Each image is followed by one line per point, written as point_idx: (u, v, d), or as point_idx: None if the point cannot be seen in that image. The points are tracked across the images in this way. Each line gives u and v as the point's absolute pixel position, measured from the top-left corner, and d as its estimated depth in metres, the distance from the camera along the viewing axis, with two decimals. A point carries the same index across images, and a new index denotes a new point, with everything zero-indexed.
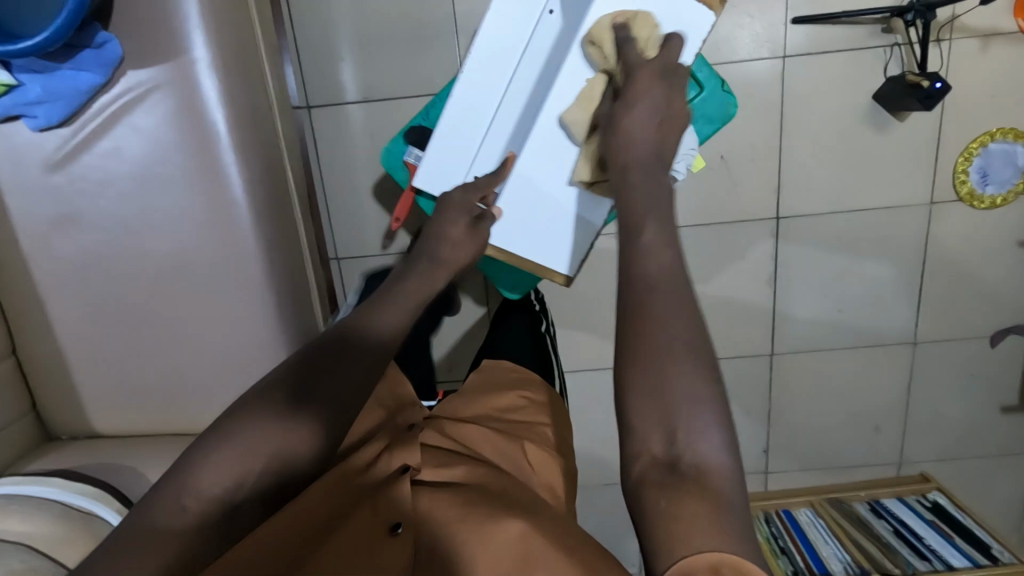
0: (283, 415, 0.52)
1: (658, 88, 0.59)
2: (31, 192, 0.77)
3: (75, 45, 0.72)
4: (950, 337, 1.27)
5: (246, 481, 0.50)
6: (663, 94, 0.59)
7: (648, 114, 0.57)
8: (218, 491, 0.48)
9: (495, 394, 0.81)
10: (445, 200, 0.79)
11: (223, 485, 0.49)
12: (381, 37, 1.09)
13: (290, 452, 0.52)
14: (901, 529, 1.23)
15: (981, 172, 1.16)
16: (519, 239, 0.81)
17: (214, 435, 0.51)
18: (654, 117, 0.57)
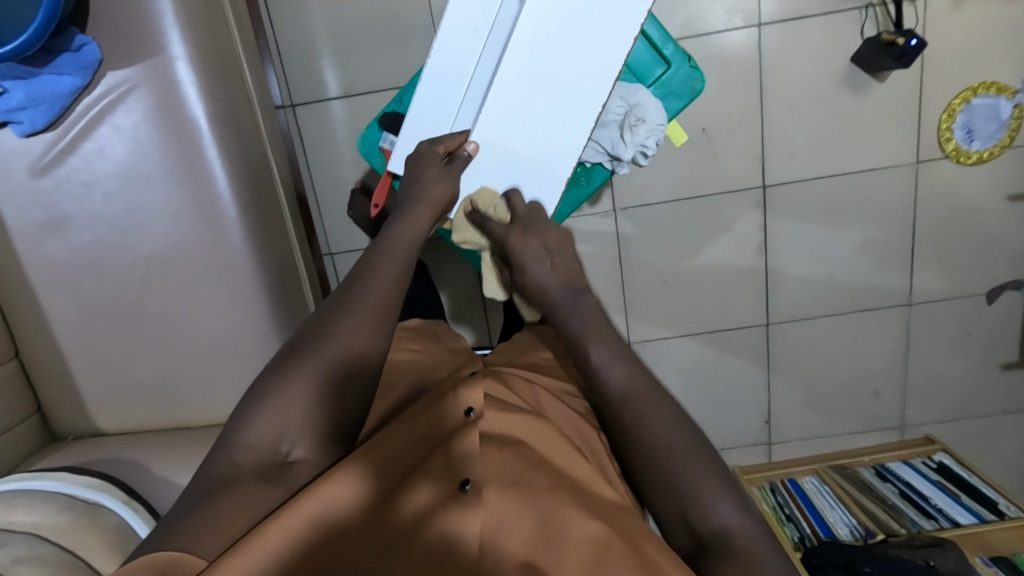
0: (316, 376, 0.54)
1: (533, 242, 0.69)
2: (21, 196, 0.79)
3: (53, 50, 0.73)
4: (944, 296, 1.27)
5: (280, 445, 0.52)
6: (537, 240, 0.69)
7: (548, 268, 0.67)
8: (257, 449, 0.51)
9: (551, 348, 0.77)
10: (416, 153, 0.75)
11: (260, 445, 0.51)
12: (359, 32, 1.10)
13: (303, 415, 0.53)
14: (907, 491, 1.24)
15: (965, 128, 1.16)
16: None
17: (259, 392, 0.54)
18: (544, 265, 0.67)
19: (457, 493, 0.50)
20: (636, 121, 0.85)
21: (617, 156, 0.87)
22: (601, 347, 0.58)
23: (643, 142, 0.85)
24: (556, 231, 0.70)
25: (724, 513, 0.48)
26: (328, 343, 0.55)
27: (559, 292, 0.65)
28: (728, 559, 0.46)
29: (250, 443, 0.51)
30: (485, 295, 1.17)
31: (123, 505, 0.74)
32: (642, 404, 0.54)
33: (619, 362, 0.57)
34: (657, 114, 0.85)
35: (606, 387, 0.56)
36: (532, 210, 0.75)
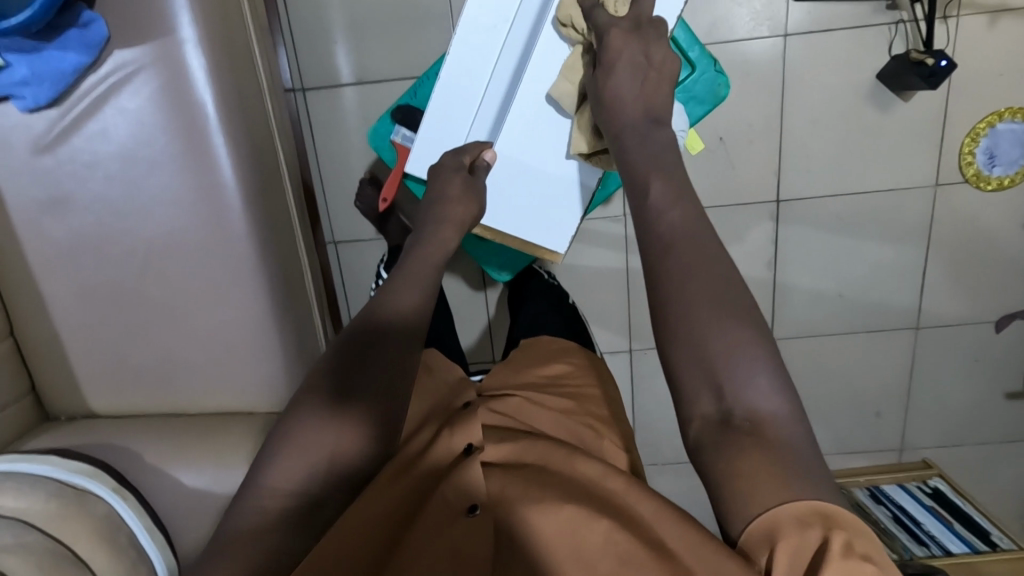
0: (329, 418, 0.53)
1: (631, 44, 0.65)
2: (20, 173, 0.77)
3: (60, 25, 0.71)
4: (952, 322, 1.26)
5: (310, 485, 0.52)
6: (640, 46, 0.65)
7: (630, 75, 0.64)
8: (286, 489, 0.51)
9: (543, 365, 0.78)
10: (438, 168, 0.76)
11: (289, 484, 0.51)
12: (375, 19, 1.08)
13: (329, 447, 0.52)
14: (900, 515, 1.22)
15: (987, 153, 1.14)
16: (509, 218, 0.83)
17: (284, 434, 0.53)
18: (635, 74, 0.64)
19: (468, 515, 0.55)
20: None
21: None
22: (665, 185, 0.55)
23: None
24: (642, 47, 0.65)
25: (755, 399, 0.45)
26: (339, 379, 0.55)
27: (634, 113, 0.63)
28: (755, 458, 0.43)
29: (278, 486, 0.51)
30: (489, 295, 1.16)
31: (112, 492, 0.74)
32: (690, 282, 0.49)
33: (678, 203, 0.54)
34: (680, 119, 0.82)
35: (664, 227, 0.53)
36: (644, 15, 0.68)
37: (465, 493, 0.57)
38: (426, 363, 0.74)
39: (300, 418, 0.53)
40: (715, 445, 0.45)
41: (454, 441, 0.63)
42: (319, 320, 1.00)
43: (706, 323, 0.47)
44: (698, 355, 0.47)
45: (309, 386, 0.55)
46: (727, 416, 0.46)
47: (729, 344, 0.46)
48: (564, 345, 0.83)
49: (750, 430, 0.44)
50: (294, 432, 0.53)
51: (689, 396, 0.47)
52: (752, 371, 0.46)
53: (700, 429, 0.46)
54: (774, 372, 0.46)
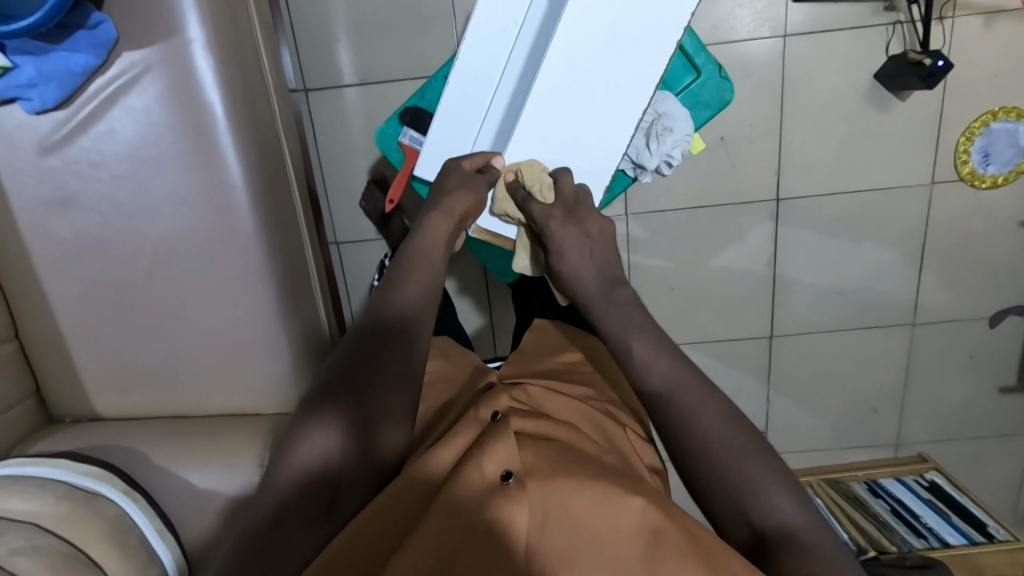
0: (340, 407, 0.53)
1: (572, 231, 0.72)
2: (28, 174, 0.77)
3: (67, 25, 0.71)
4: (948, 318, 1.28)
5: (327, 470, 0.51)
6: (577, 230, 0.72)
7: (578, 253, 0.72)
8: (301, 476, 0.50)
9: (559, 353, 0.79)
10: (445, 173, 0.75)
11: (305, 472, 0.51)
12: (379, 19, 1.08)
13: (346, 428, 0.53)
14: (898, 508, 1.24)
15: (982, 152, 1.15)
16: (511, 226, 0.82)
17: (298, 425, 0.54)
18: (581, 249, 0.72)
19: (500, 485, 0.49)
20: (663, 130, 0.84)
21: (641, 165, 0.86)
22: (647, 343, 0.61)
23: (669, 152, 0.85)
24: (580, 232, 0.72)
25: (780, 513, 0.50)
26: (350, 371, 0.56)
27: (595, 283, 0.70)
28: (794, 559, 0.47)
29: (292, 473, 0.51)
30: (493, 294, 1.17)
31: (124, 495, 0.74)
32: (687, 398, 0.56)
33: (662, 356, 0.60)
34: (685, 124, 0.84)
35: (652, 389, 0.58)
36: (569, 200, 0.74)
37: (495, 460, 0.52)
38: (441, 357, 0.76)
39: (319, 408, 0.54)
40: (755, 554, 0.49)
41: (481, 413, 0.60)
42: (325, 322, 1.01)
43: (725, 456, 0.52)
44: (728, 495, 0.51)
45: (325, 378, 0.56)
46: (760, 537, 0.50)
47: (751, 476, 0.51)
48: (579, 334, 0.83)
49: (784, 544, 0.48)
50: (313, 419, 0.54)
51: (723, 520, 0.52)
52: (773, 490, 0.51)
53: (741, 536, 0.51)
54: (790, 486, 0.51)
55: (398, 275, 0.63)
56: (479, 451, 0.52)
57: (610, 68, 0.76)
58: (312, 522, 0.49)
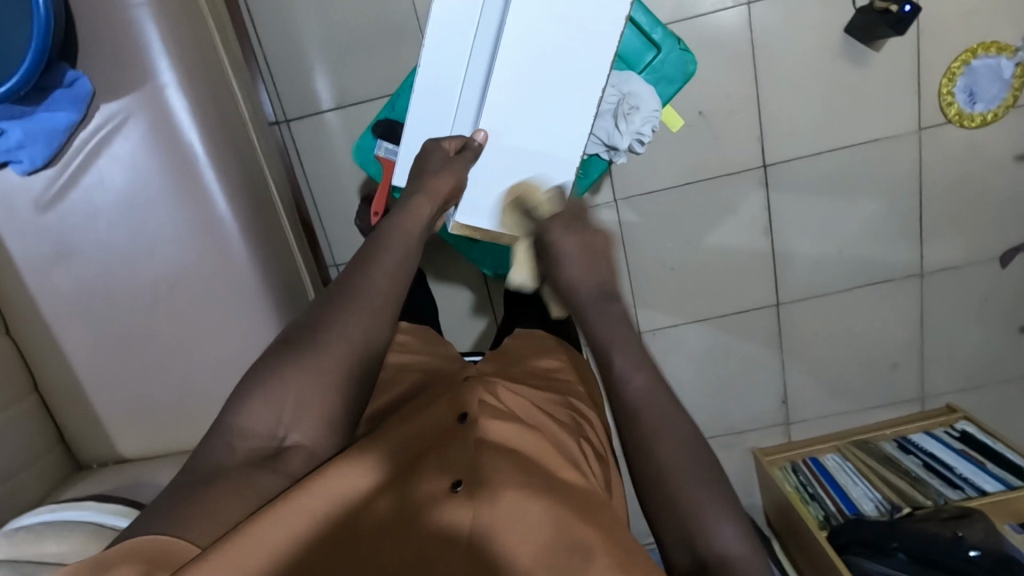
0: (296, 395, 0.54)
1: (574, 238, 0.69)
2: (28, 233, 0.80)
3: (47, 86, 0.74)
4: (956, 264, 1.25)
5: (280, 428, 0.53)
6: (578, 236, 0.69)
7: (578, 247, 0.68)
8: (259, 432, 0.53)
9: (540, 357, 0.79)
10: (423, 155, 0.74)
11: (263, 428, 0.53)
12: (347, 42, 1.10)
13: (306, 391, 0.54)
14: (932, 462, 1.22)
15: (966, 91, 1.14)
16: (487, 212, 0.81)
17: (261, 374, 0.55)
18: (581, 253, 0.68)
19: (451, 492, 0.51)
20: (630, 109, 0.84)
21: (614, 146, 0.86)
22: (628, 357, 0.59)
23: (639, 130, 0.85)
24: (582, 235, 0.69)
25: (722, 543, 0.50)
26: (312, 360, 0.55)
27: (589, 292, 0.66)
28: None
29: (248, 428, 0.52)
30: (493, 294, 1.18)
31: None
32: (652, 413, 0.56)
33: (640, 372, 0.58)
34: (651, 100, 0.84)
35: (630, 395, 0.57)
36: (581, 209, 0.72)
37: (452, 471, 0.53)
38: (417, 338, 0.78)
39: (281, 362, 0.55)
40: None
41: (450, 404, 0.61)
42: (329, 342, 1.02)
43: (668, 451, 0.54)
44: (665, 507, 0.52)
45: (295, 333, 0.57)
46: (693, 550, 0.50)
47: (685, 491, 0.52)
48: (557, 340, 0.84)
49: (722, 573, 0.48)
50: (276, 372, 0.54)
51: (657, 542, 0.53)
52: (716, 513, 0.51)
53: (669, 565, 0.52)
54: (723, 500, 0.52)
55: (375, 258, 0.61)
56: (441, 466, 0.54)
57: (565, 48, 0.77)
58: (253, 483, 0.51)
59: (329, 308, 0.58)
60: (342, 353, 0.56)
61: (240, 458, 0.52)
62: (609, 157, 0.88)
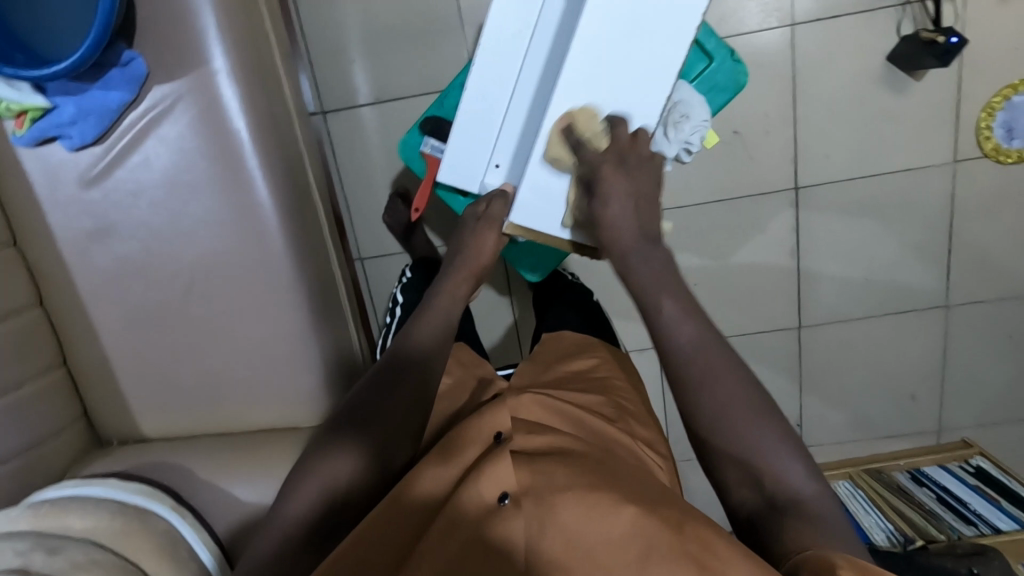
0: (322, 497, 0.57)
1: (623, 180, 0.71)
2: (70, 207, 0.81)
3: (103, 64, 0.75)
4: (981, 298, 1.25)
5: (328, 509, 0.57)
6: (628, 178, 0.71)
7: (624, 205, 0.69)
8: (309, 514, 0.57)
9: (572, 360, 0.80)
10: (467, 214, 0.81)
11: (312, 511, 0.57)
12: (390, 39, 1.11)
13: (346, 468, 0.59)
14: (945, 496, 1.21)
15: (1005, 126, 1.14)
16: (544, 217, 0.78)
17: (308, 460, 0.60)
18: (629, 203, 0.70)
19: (497, 506, 0.50)
20: (680, 118, 0.82)
21: (660, 154, 0.85)
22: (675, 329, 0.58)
23: (687, 139, 0.83)
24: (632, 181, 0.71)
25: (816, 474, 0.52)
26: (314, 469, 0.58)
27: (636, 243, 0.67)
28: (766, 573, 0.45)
29: (301, 511, 0.57)
30: (515, 299, 1.17)
31: (171, 510, 0.76)
32: (693, 404, 0.56)
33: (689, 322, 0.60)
34: (701, 109, 0.83)
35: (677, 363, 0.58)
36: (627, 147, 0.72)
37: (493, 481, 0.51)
38: (459, 359, 0.77)
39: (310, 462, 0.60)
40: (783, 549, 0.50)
41: (483, 433, 0.60)
42: (354, 336, 1.04)
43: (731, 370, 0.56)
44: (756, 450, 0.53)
45: (322, 437, 0.61)
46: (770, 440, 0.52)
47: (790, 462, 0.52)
48: (585, 340, 0.85)
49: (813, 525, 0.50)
50: (303, 471, 0.59)
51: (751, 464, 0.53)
52: (785, 456, 0.54)
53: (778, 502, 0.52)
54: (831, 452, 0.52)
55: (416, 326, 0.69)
56: (481, 473, 0.52)
57: (633, 64, 0.73)
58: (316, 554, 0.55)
59: (338, 422, 0.62)
60: (350, 459, 0.59)
61: (293, 539, 0.56)
62: None
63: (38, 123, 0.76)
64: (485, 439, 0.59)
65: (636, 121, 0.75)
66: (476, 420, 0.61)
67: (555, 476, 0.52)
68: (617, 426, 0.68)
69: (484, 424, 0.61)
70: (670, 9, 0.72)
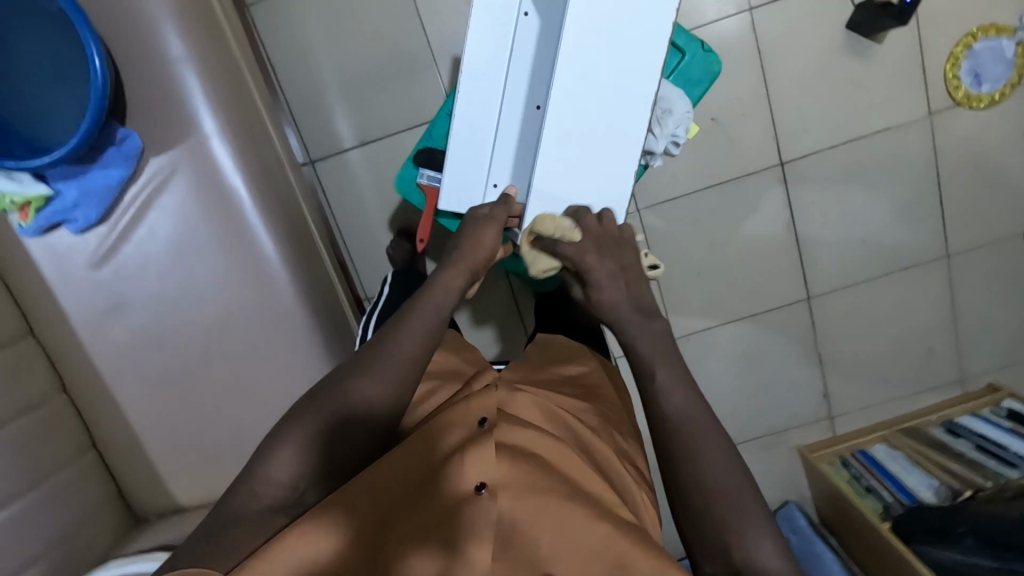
0: (304, 457, 0.52)
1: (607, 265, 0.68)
2: (81, 288, 0.82)
3: (100, 145, 0.77)
4: (980, 242, 1.27)
5: (301, 476, 0.52)
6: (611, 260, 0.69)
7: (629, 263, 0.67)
8: (283, 477, 0.51)
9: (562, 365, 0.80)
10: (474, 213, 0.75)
11: (287, 473, 0.52)
12: (367, 82, 1.14)
13: (334, 431, 0.54)
14: (983, 443, 1.18)
15: (972, 73, 1.17)
16: None
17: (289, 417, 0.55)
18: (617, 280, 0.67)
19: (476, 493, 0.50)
20: (663, 113, 0.85)
21: (651, 151, 0.87)
22: None
23: (674, 133, 0.86)
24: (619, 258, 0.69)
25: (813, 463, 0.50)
26: (300, 423, 0.53)
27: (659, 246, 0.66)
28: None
29: (274, 473, 0.51)
30: (524, 313, 1.18)
31: None
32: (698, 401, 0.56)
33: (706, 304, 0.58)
34: (682, 104, 0.86)
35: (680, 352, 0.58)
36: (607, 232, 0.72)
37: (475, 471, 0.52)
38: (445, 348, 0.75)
39: (293, 418, 0.54)
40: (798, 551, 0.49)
41: (470, 413, 0.59)
42: None
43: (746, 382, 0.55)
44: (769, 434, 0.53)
45: (308, 391, 0.55)
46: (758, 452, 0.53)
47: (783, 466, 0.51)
48: (575, 347, 0.85)
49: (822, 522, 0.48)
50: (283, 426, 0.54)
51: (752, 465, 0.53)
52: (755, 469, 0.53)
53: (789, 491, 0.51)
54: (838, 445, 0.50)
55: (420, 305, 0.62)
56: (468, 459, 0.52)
57: (618, 53, 0.73)
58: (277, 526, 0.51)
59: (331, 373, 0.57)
60: (339, 422, 0.54)
61: (263, 502, 0.51)
62: (645, 162, 0.89)
63: (42, 211, 0.77)
64: (470, 420, 0.59)
65: (626, 124, 0.76)
66: (465, 402, 0.60)
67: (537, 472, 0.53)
68: (602, 436, 0.67)
69: (471, 406, 0.60)
70: (643, 9, 0.73)
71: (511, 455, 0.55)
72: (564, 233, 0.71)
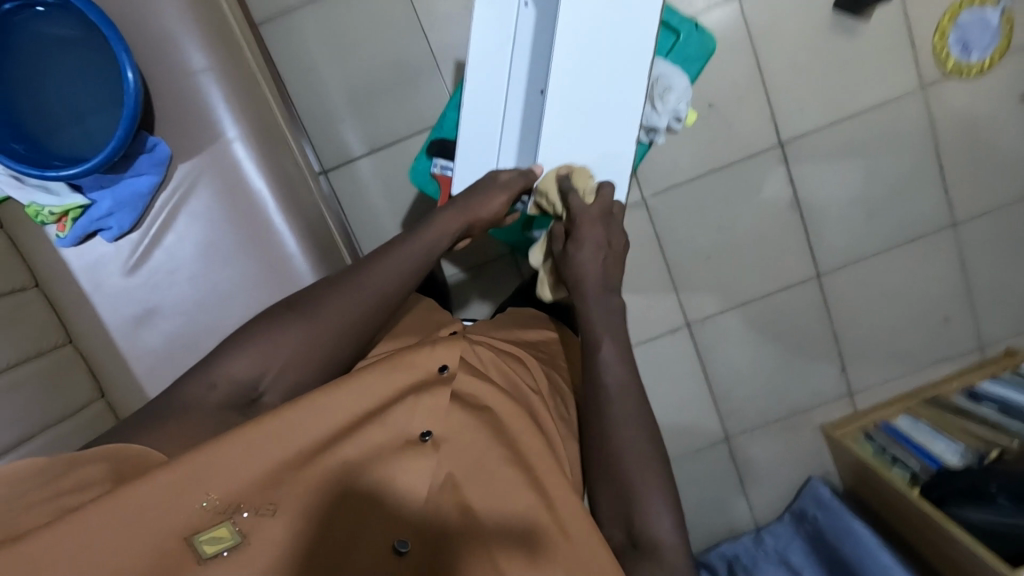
0: (264, 362, 0.61)
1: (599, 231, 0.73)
2: (116, 295, 0.85)
3: (130, 155, 0.81)
4: (984, 207, 1.28)
5: (263, 375, 0.61)
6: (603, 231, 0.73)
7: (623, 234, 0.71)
8: (241, 377, 0.60)
9: (529, 330, 0.83)
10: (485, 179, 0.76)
11: (245, 373, 0.60)
12: (373, 92, 1.19)
13: (297, 348, 0.61)
14: (1006, 405, 1.17)
15: (960, 44, 1.20)
16: None
17: (263, 325, 0.62)
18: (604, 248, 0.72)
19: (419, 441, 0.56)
20: (663, 90, 0.90)
21: (654, 127, 0.92)
22: None
23: (675, 108, 0.91)
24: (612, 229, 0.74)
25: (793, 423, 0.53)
26: (273, 334, 0.61)
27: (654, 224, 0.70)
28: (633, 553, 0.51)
29: (234, 373, 0.60)
30: None
31: None
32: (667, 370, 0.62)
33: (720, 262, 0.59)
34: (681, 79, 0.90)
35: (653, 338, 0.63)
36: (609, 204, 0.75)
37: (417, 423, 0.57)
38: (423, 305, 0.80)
39: (265, 327, 0.62)
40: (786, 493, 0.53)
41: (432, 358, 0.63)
42: None
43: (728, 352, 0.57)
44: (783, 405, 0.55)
45: (283, 305, 0.63)
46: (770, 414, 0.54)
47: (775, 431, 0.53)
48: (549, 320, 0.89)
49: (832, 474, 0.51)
50: (255, 330, 0.62)
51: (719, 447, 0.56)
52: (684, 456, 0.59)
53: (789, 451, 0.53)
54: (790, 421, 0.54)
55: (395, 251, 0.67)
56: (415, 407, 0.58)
57: (614, 41, 0.79)
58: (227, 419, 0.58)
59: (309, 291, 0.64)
60: (300, 340, 0.61)
61: (219, 397, 0.59)
62: (649, 138, 0.94)
63: (79, 222, 0.82)
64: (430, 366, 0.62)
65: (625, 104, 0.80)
66: (427, 345, 0.64)
67: (476, 430, 0.58)
68: (550, 401, 0.70)
69: (435, 352, 0.63)
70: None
71: (457, 409, 0.59)
72: (583, 195, 0.76)
